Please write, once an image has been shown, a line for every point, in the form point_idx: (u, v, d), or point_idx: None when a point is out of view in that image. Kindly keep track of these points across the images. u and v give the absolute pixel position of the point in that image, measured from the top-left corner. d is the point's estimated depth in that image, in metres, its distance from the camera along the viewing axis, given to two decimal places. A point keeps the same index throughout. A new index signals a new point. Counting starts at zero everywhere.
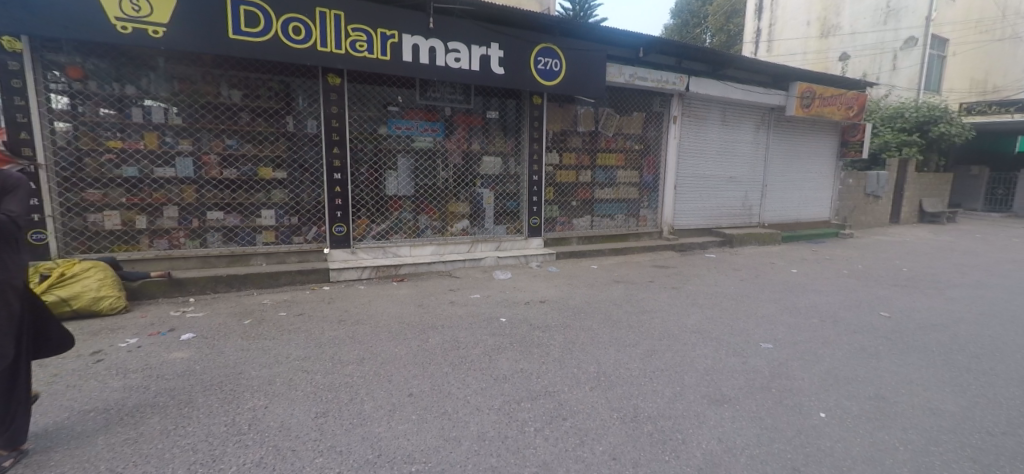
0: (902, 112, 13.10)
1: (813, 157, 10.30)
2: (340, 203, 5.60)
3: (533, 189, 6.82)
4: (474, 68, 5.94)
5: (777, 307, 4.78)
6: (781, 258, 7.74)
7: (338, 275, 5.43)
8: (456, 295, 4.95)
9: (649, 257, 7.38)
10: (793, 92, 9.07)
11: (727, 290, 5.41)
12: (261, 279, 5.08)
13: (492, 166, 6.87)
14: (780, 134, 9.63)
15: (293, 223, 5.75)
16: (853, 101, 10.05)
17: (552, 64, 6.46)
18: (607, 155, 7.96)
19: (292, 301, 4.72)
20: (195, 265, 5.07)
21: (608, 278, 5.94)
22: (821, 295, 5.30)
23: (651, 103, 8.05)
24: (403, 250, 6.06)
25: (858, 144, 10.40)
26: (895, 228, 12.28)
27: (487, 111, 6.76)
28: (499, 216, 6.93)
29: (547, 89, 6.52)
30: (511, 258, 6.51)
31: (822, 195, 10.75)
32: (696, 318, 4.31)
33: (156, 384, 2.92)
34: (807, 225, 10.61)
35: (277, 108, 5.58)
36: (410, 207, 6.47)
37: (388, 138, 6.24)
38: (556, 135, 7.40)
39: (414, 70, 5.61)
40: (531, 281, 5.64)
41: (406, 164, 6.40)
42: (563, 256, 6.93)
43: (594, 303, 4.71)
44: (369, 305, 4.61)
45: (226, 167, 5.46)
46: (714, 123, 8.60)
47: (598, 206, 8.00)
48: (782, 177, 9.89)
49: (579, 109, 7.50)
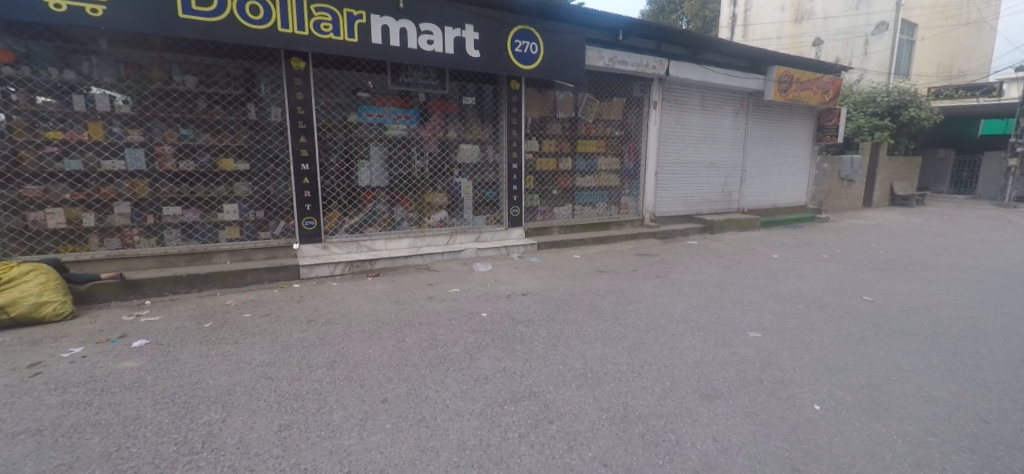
0: (874, 97, 13.29)
1: (790, 142, 10.34)
2: (309, 196, 5.29)
3: (513, 178, 6.59)
4: (448, 51, 5.66)
5: (762, 294, 4.71)
6: (762, 244, 7.74)
7: (308, 272, 5.15)
8: (434, 290, 4.73)
9: (631, 246, 7.26)
10: (770, 76, 9.05)
11: (711, 278, 5.33)
12: (224, 279, 4.77)
13: (469, 154, 6.60)
14: (758, 120, 9.60)
15: (258, 218, 5.42)
16: (829, 85, 10.10)
17: (529, 48, 6.23)
18: (587, 142, 7.79)
19: (258, 301, 4.43)
20: (151, 265, 4.71)
21: (591, 268, 5.79)
22: (804, 281, 5.25)
23: (630, 88, 7.89)
24: (378, 244, 5.78)
25: (833, 128, 10.49)
26: (869, 211, 12.49)
27: (463, 97, 6.50)
28: (478, 207, 6.70)
29: (525, 73, 6.29)
30: (490, 250, 6.30)
31: (799, 180, 10.83)
32: (682, 308, 4.19)
33: (99, 398, 2.63)
34: (785, 210, 10.69)
35: (238, 95, 5.21)
36: (384, 199, 6.18)
37: (358, 126, 5.92)
38: (534, 122, 7.20)
39: (384, 54, 5.30)
40: (512, 273, 5.46)
41: (378, 153, 6.09)
42: (544, 247, 6.76)
43: (577, 295, 4.55)
44: (341, 303, 4.35)
45: (182, 159, 5.07)
46: (694, 109, 8.50)
47: (578, 195, 7.84)
48: (761, 162, 9.90)
49: (558, 95, 7.30)
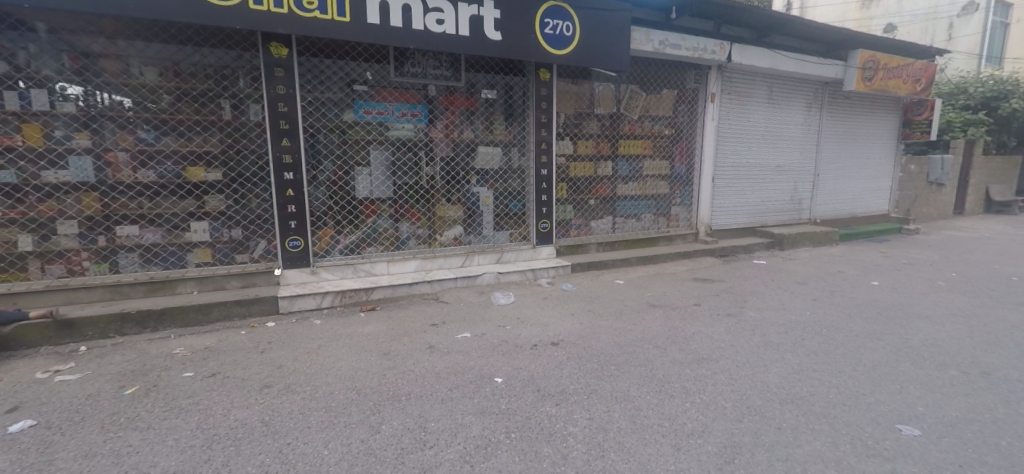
0: (964, 88, 11.54)
1: (870, 139, 8.79)
2: (294, 211, 4.39)
3: (543, 187, 5.47)
4: (462, 33, 4.62)
5: (886, 351, 3.42)
6: (849, 265, 6.32)
7: (289, 306, 4.19)
8: (437, 335, 3.66)
9: (685, 267, 6.01)
10: (852, 61, 7.62)
11: (804, 321, 4.05)
12: (183, 315, 3.85)
13: (489, 158, 5.54)
14: (833, 113, 8.13)
15: (237, 238, 4.54)
16: (922, 72, 8.46)
17: (562, 28, 5.10)
18: (630, 142, 6.58)
19: (213, 349, 3.46)
20: (100, 298, 3.84)
21: (640, 301, 4.61)
22: (937, 327, 3.91)
23: (684, 78, 6.62)
24: (378, 268, 4.79)
25: (925, 123, 8.95)
26: (961, 220, 10.70)
27: (481, 90, 5.43)
28: (500, 221, 5.65)
29: (557, 60, 5.16)
30: (514, 274, 5.19)
31: (881, 184, 9.24)
32: (776, 378, 2.96)
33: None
34: (864, 221, 9.12)
35: (212, 92, 4.35)
36: (388, 212, 5.18)
37: (355, 126, 4.92)
38: (568, 119, 6.08)
39: (383, 36, 4.31)
40: (539, 308, 4.35)
41: (381, 158, 5.10)
42: (580, 269, 5.60)
43: (626, 349, 3.41)
44: (317, 354, 3.33)
45: (141, 168, 4.21)
46: (759, 102, 7.16)
47: (620, 205, 6.64)
48: (837, 165, 8.40)
49: (597, 86, 6.15)
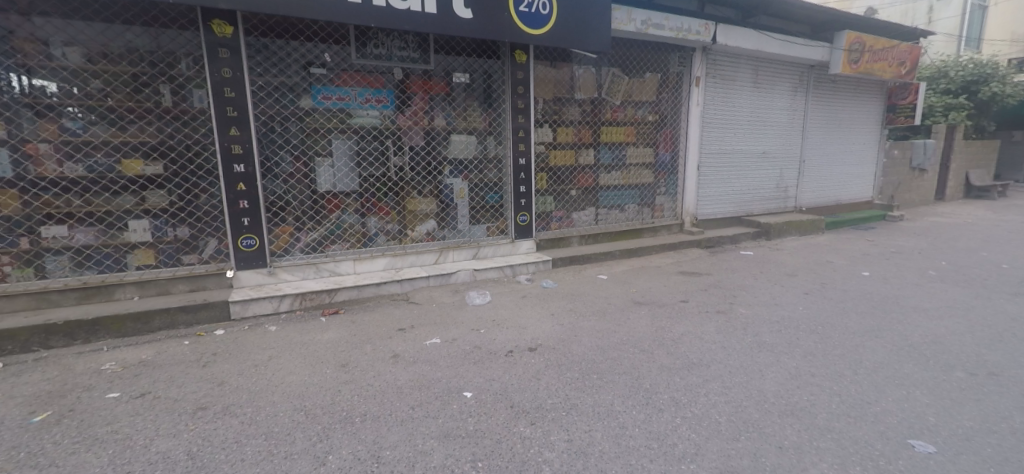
0: (946, 71, 11.49)
1: (856, 125, 8.64)
2: (246, 208, 4.00)
3: (521, 177, 5.15)
4: (429, 10, 4.23)
5: (886, 351, 3.21)
6: (838, 254, 6.15)
7: (242, 312, 3.81)
8: (403, 342, 3.34)
9: (671, 260, 5.76)
10: (839, 44, 7.42)
11: (796, 318, 3.82)
12: (119, 325, 3.44)
13: (463, 147, 5.18)
14: (819, 98, 7.94)
15: (185, 237, 4.12)
16: (907, 55, 8.32)
17: (538, 6, 4.74)
18: (613, 129, 6.28)
19: (149, 363, 3.07)
20: (23, 307, 3.43)
21: (624, 298, 4.34)
22: (934, 322, 3.72)
23: (667, 62, 6.34)
24: (343, 267, 4.43)
25: (909, 107, 8.82)
26: (942, 206, 10.70)
27: (451, 74, 5.08)
28: (476, 214, 5.31)
29: (534, 40, 4.80)
30: (491, 270, 4.87)
31: (865, 170, 9.13)
32: (773, 387, 2.72)
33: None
34: (849, 208, 9.00)
35: (149, 76, 3.93)
36: (354, 207, 4.79)
37: (313, 113, 4.51)
38: (546, 106, 5.75)
39: (341, 12, 3.91)
40: (516, 309, 4.06)
41: (344, 148, 4.68)
42: (562, 264, 5.32)
43: (610, 355, 3.13)
44: (266, 367, 2.98)
45: (69, 162, 3.78)
46: (745, 86, 6.92)
47: (603, 195, 6.35)
48: (822, 151, 8.24)
49: (577, 70, 5.82)
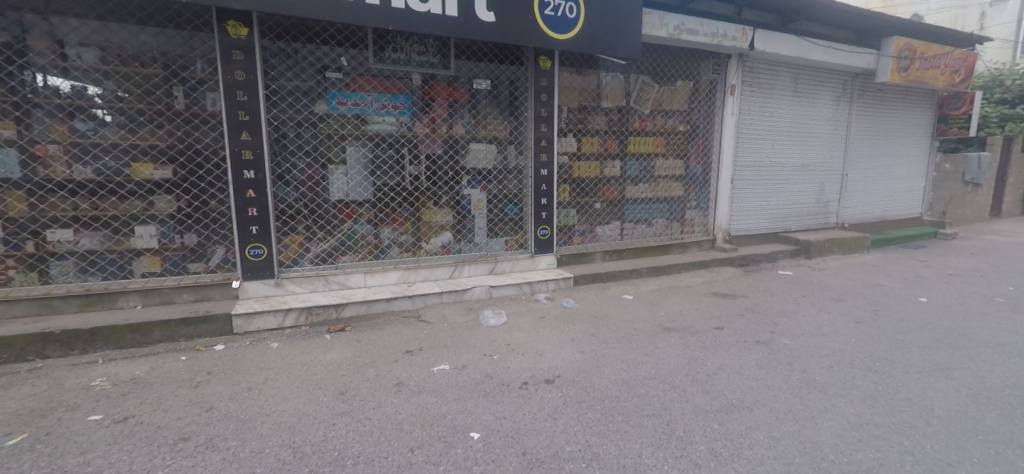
0: (1001, 80, 10.70)
1: (902, 137, 8.07)
2: (256, 215, 3.82)
3: (542, 189, 4.86)
4: (450, 12, 4.02)
5: (960, 398, 2.77)
6: (887, 276, 5.62)
7: (245, 325, 3.61)
8: (410, 367, 3.08)
9: (703, 280, 5.36)
10: (887, 51, 6.92)
11: (849, 352, 3.38)
12: (117, 336, 3.28)
13: (482, 156, 4.94)
14: (863, 108, 7.43)
15: (192, 245, 3.97)
16: (961, 63, 7.74)
17: (565, 9, 4.48)
18: (641, 139, 5.95)
19: (141, 381, 2.88)
20: (24, 313, 3.31)
21: (652, 323, 3.98)
22: (1012, 360, 3.25)
23: (699, 68, 5.99)
24: (353, 280, 4.21)
25: (963, 118, 8.21)
26: (999, 224, 9.90)
27: (473, 80, 4.85)
28: (494, 226, 5.05)
29: (560, 46, 4.54)
30: (508, 287, 4.59)
31: (913, 186, 8.51)
32: (831, 439, 2.34)
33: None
34: (895, 225, 8.38)
35: (160, 79, 3.80)
36: (367, 216, 4.58)
37: (328, 119, 4.33)
38: (570, 115, 5.47)
39: (358, 15, 3.72)
40: (534, 332, 3.75)
41: (359, 156, 4.49)
42: (584, 281, 4.99)
43: (637, 392, 2.80)
44: (261, 391, 2.75)
45: (79, 164, 3.67)
46: (784, 95, 6.50)
47: (629, 209, 6.01)
48: (866, 165, 7.70)
49: (604, 77, 5.52)
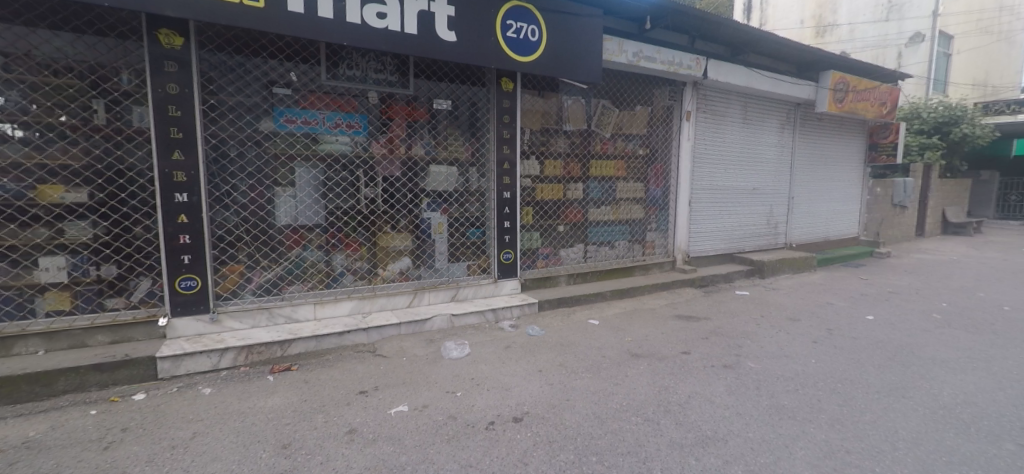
0: (918, 112, 11.73)
1: (839, 162, 8.59)
2: (188, 243, 3.44)
3: (505, 212, 4.72)
4: (409, 30, 3.86)
5: (921, 416, 2.79)
6: (835, 295, 5.82)
7: (172, 369, 3.19)
8: (362, 411, 2.78)
9: (665, 302, 5.34)
10: (824, 82, 7.37)
11: (812, 373, 3.38)
12: (11, 389, 2.80)
13: (442, 179, 4.74)
14: (805, 135, 7.86)
15: (111, 277, 3.48)
16: (887, 95, 8.37)
17: (527, 32, 4.43)
18: (603, 163, 5.96)
19: (35, 444, 2.43)
20: None
21: (620, 350, 3.88)
22: (961, 376, 3.34)
23: (656, 94, 6.12)
24: (302, 312, 3.86)
25: (891, 146, 8.85)
26: (924, 242, 10.67)
27: (433, 100, 4.68)
28: (456, 251, 4.84)
29: (522, 68, 4.47)
30: (471, 315, 4.36)
31: (851, 207, 9.05)
32: (807, 470, 2.26)
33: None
34: (837, 244, 8.85)
35: (77, 90, 3.38)
36: (317, 242, 4.25)
37: (275, 138, 4.01)
38: (533, 137, 5.40)
39: (309, 29, 3.49)
40: (498, 365, 3.53)
41: (310, 178, 4.18)
42: (548, 306, 4.84)
43: (610, 428, 2.64)
44: (186, 450, 2.38)
45: None
46: (734, 122, 6.75)
47: (592, 231, 5.96)
48: (810, 188, 8.11)
49: (566, 100, 5.51)
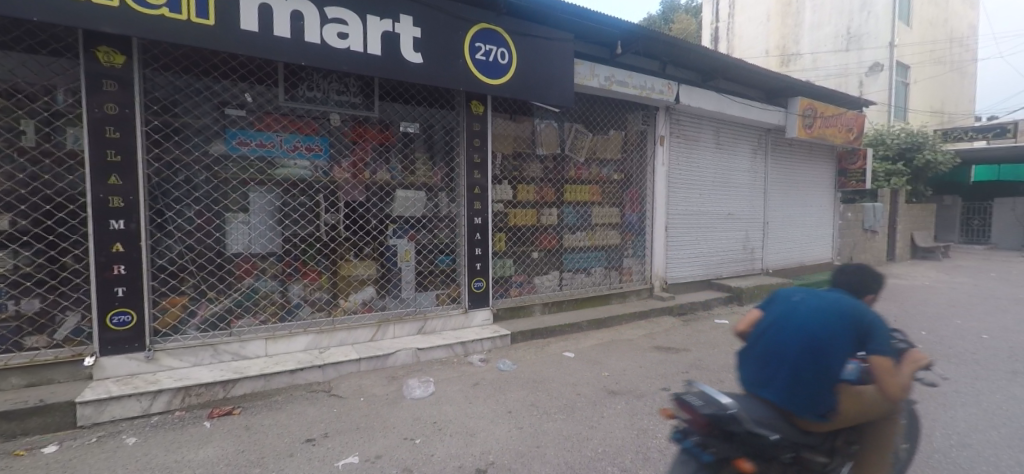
0: (883, 139, 12.01)
1: (811, 188, 8.71)
2: (123, 275, 3.13)
3: (476, 238, 4.52)
4: (373, 51, 3.71)
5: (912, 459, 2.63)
6: None
7: (94, 416, 2.84)
8: (307, 466, 2.49)
9: (643, 332, 5.17)
10: (794, 109, 7.50)
11: None
12: None
13: (408, 204, 4.55)
14: (777, 161, 7.95)
15: (31, 312, 3.16)
16: (853, 122, 8.58)
17: (496, 55, 4.34)
18: (577, 188, 5.85)
19: None
20: None
21: (595, 387, 3.66)
22: (947, 413, 3.22)
23: (629, 119, 6.09)
24: (251, 349, 3.55)
25: (860, 172, 9.03)
26: (895, 267, 10.84)
27: (400, 122, 4.52)
28: (424, 280, 4.62)
29: (492, 90, 4.36)
30: (439, 349, 4.10)
31: (824, 233, 9.14)
32: None
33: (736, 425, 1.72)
34: (812, 270, 8.88)
35: None
36: (272, 271, 4.00)
37: (226, 161, 3.76)
38: (505, 162, 5.26)
39: (265, 48, 3.31)
40: (464, 405, 3.27)
41: (264, 202, 3.96)
42: (522, 338, 4.61)
43: None
44: None
45: None
46: (708, 147, 6.77)
47: (567, 258, 5.80)
48: (784, 214, 8.17)
49: (538, 124, 5.41)
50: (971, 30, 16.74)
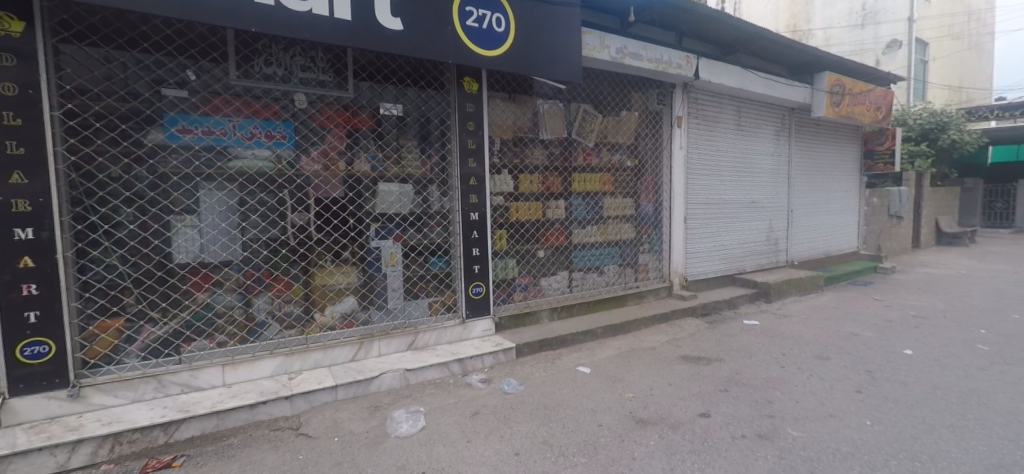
0: (904, 118, 11.30)
1: (837, 172, 8.04)
2: (34, 295, 2.51)
3: (473, 237, 3.88)
4: (341, 16, 3.06)
5: None
6: (856, 323, 5.13)
7: None
8: None
9: (667, 338, 4.55)
10: (820, 86, 6.82)
11: (875, 444, 2.72)
12: None
13: (392, 200, 3.93)
14: (801, 144, 7.28)
15: None
16: (882, 101, 7.89)
17: (491, 21, 3.69)
18: (587, 177, 5.20)
19: None
20: None
21: (621, 414, 3.06)
22: None
23: (643, 99, 5.42)
24: (203, 379, 2.94)
25: (888, 154, 8.36)
26: (922, 254, 10.19)
27: (379, 104, 3.89)
28: (413, 286, 4.01)
29: (486, 64, 3.71)
30: (433, 369, 3.49)
31: (849, 220, 8.49)
32: None
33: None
34: (839, 260, 8.24)
35: None
36: (230, 284, 3.38)
37: (166, 153, 3.15)
38: (504, 149, 4.64)
39: (204, 10, 2.66)
40: (463, 445, 2.66)
41: (217, 201, 3.33)
42: (528, 350, 3.99)
43: None
44: None
45: None
46: (728, 129, 6.10)
47: (577, 256, 5.17)
48: (809, 201, 7.51)
49: (541, 105, 4.76)
50: (987, 5, 16.00)
